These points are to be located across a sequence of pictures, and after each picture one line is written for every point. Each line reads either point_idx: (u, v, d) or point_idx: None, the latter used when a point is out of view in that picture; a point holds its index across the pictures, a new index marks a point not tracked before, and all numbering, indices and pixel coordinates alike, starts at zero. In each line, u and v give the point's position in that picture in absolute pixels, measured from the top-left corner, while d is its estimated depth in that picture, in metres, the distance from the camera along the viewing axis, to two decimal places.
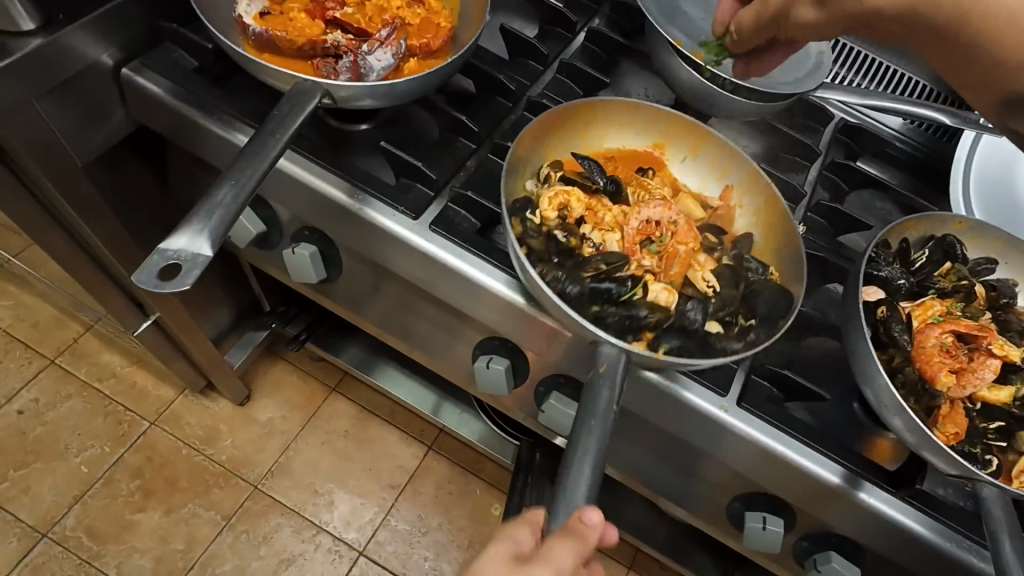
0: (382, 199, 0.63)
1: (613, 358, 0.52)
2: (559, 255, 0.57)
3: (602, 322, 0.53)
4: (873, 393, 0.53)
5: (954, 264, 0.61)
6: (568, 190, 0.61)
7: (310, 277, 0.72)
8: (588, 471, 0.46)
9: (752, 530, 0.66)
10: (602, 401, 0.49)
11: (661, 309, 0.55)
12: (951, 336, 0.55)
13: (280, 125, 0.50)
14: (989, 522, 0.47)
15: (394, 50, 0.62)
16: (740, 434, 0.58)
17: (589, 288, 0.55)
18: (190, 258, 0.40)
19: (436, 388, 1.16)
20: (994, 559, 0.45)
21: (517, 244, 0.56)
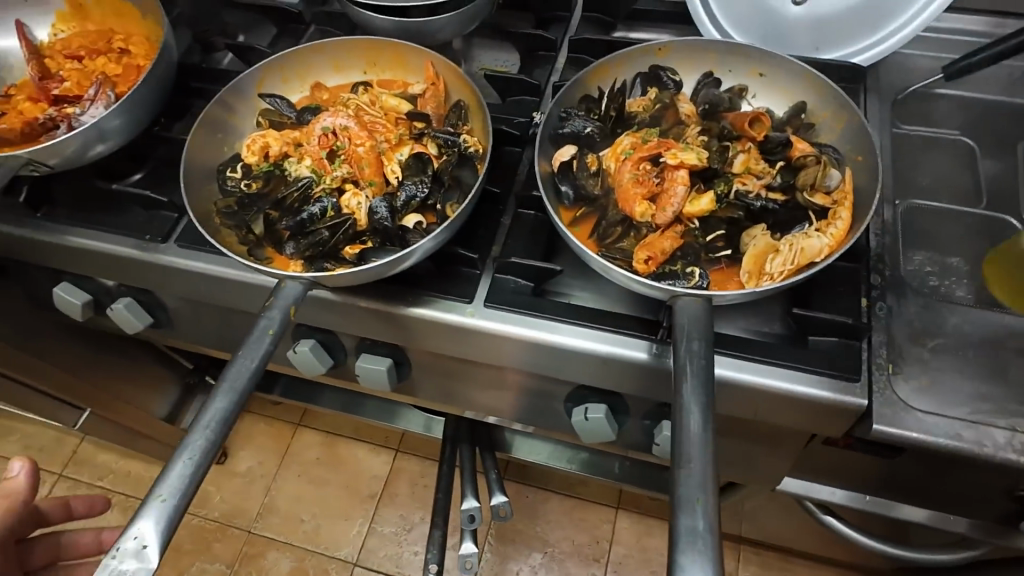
0: (138, 236, 0.68)
1: (297, 291, 0.50)
2: (254, 204, 0.56)
3: (299, 258, 0.54)
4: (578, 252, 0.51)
5: (659, 92, 0.58)
6: (264, 133, 0.59)
7: (137, 325, 0.78)
8: (227, 393, 0.41)
9: (579, 425, 0.65)
10: (258, 328, 0.46)
11: (349, 219, 0.54)
12: (644, 164, 0.52)
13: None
14: (676, 330, 0.44)
15: (104, 102, 0.68)
16: (495, 332, 0.58)
17: (284, 231, 0.55)
18: None
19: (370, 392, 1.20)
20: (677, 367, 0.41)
21: (218, 204, 0.56)
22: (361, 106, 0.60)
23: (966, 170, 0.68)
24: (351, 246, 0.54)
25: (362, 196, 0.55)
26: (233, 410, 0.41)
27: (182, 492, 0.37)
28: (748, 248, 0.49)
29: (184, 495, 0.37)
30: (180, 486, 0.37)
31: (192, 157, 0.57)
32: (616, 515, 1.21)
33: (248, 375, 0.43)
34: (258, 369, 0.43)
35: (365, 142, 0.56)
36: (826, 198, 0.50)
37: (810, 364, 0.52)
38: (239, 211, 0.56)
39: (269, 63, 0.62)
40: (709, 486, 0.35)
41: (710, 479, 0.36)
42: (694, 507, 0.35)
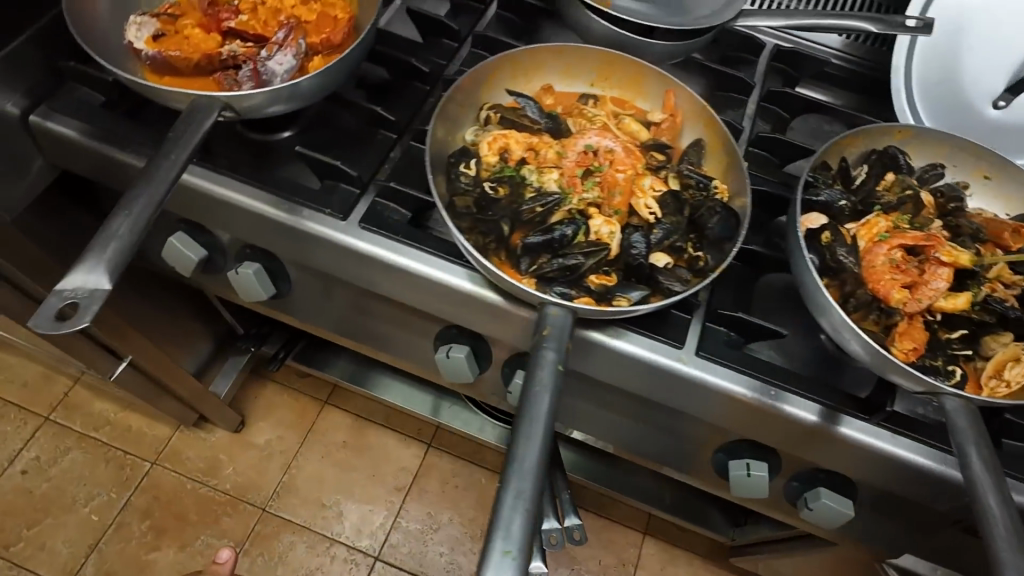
0: (309, 206, 0.61)
1: (559, 319, 0.47)
2: (493, 210, 0.52)
3: (542, 278, 0.51)
4: (834, 329, 0.51)
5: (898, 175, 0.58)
6: (505, 133, 0.55)
7: (259, 294, 0.71)
8: (540, 436, 0.39)
9: (737, 479, 0.65)
10: (547, 362, 0.43)
11: (600, 247, 0.51)
12: (900, 250, 0.53)
13: (176, 144, 0.48)
14: (953, 433, 0.45)
15: (294, 51, 0.60)
16: (703, 383, 0.57)
17: (526, 245, 0.51)
18: (88, 294, 0.38)
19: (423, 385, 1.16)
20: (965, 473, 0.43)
21: (454, 201, 0.52)
22: (607, 125, 0.58)
23: None
24: (596, 276, 0.51)
25: (614, 225, 0.52)
26: (548, 455, 0.39)
27: (523, 544, 0.35)
28: (992, 353, 0.51)
29: (525, 550, 0.35)
30: (523, 542, 0.35)
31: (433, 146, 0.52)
32: (642, 540, 1.24)
33: (547, 414, 0.40)
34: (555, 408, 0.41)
35: (623, 170, 0.54)
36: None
37: (1012, 470, 0.53)
38: (479, 216, 0.52)
39: (508, 55, 0.58)
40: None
41: None
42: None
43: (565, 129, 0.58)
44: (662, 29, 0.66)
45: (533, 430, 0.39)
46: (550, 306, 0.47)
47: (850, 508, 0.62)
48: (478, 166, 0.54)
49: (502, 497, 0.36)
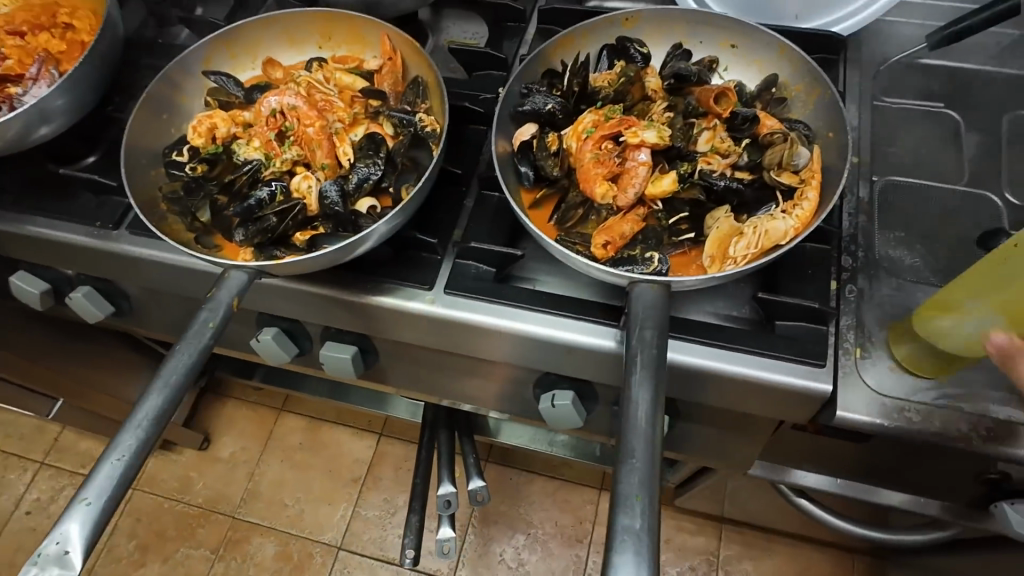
0: (88, 222, 0.65)
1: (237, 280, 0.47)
2: (199, 189, 0.54)
3: (246, 245, 0.52)
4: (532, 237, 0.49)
5: (626, 66, 0.54)
6: (209, 114, 0.56)
7: (99, 314, 0.76)
8: (160, 392, 0.40)
9: (548, 412, 0.63)
10: (197, 321, 0.44)
11: (292, 203, 0.52)
12: (608, 142, 0.50)
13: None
14: (632, 319, 0.42)
15: (48, 81, 0.64)
16: (453, 319, 0.56)
17: (229, 215, 0.52)
18: None
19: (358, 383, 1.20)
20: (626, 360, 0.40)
21: (161, 189, 0.54)
22: (311, 81, 0.57)
23: (951, 145, 0.66)
24: (302, 232, 0.52)
25: (313, 180, 0.53)
26: (170, 409, 0.40)
27: (109, 494, 0.36)
28: (710, 232, 0.47)
29: (110, 494, 0.36)
30: (106, 490, 0.36)
31: (135, 142, 0.54)
32: (599, 496, 1.23)
33: (176, 367, 0.41)
34: (186, 360, 0.42)
35: (311, 123, 0.54)
36: (794, 177, 0.47)
37: (774, 350, 0.50)
38: (186, 198, 0.53)
39: (215, 38, 0.59)
40: (650, 482, 0.34)
41: (654, 475, 0.34)
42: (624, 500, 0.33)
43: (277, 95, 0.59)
44: None
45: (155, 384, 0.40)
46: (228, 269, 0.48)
47: (660, 423, 0.60)
48: (188, 151, 0.55)
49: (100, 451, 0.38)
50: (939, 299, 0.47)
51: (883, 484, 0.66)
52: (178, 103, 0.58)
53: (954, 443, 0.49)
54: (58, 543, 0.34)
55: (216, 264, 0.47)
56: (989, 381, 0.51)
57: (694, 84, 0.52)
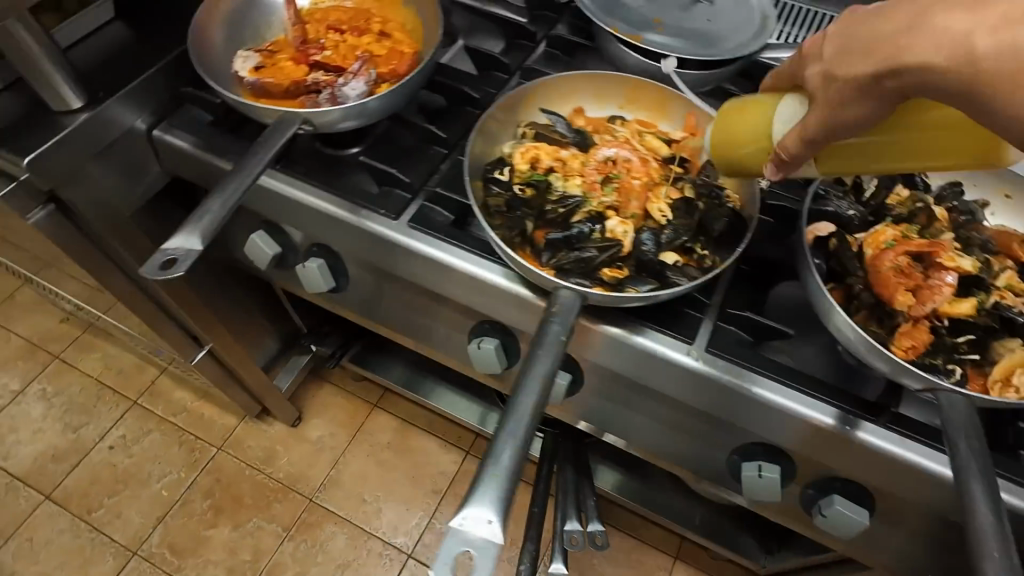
0: (369, 207, 0.71)
1: (569, 301, 0.53)
2: (522, 209, 0.60)
3: (555, 267, 0.57)
4: (834, 324, 0.54)
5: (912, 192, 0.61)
6: (537, 146, 0.63)
7: (321, 286, 0.81)
8: (536, 390, 0.45)
9: (750, 480, 0.67)
10: (550, 336, 0.49)
11: (610, 242, 0.58)
12: (906, 257, 0.55)
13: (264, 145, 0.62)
14: (948, 425, 0.47)
15: (366, 79, 0.71)
16: (711, 378, 0.60)
17: (548, 238, 0.58)
18: (184, 252, 0.50)
19: (472, 397, 1.24)
20: (954, 463, 0.44)
21: (488, 199, 0.60)
22: (630, 140, 0.65)
23: None
24: (609, 270, 0.57)
25: (629, 226, 0.59)
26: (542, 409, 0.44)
27: (511, 477, 0.40)
28: (999, 358, 0.52)
29: (512, 478, 0.40)
30: (511, 470, 0.40)
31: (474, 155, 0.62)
32: (673, 564, 1.23)
33: (545, 373, 0.46)
34: (553, 369, 0.47)
35: (638, 177, 0.61)
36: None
37: None
38: (509, 213, 0.60)
39: (543, 80, 0.66)
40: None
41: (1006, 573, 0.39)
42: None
43: (591, 143, 0.65)
44: (692, 60, 0.73)
45: (532, 385, 0.45)
46: (562, 289, 0.54)
47: (866, 519, 0.63)
48: (510, 172, 0.62)
49: (499, 434, 0.42)
50: None
51: None
52: (498, 127, 0.65)
53: None
54: (480, 516, 0.38)
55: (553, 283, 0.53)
56: None
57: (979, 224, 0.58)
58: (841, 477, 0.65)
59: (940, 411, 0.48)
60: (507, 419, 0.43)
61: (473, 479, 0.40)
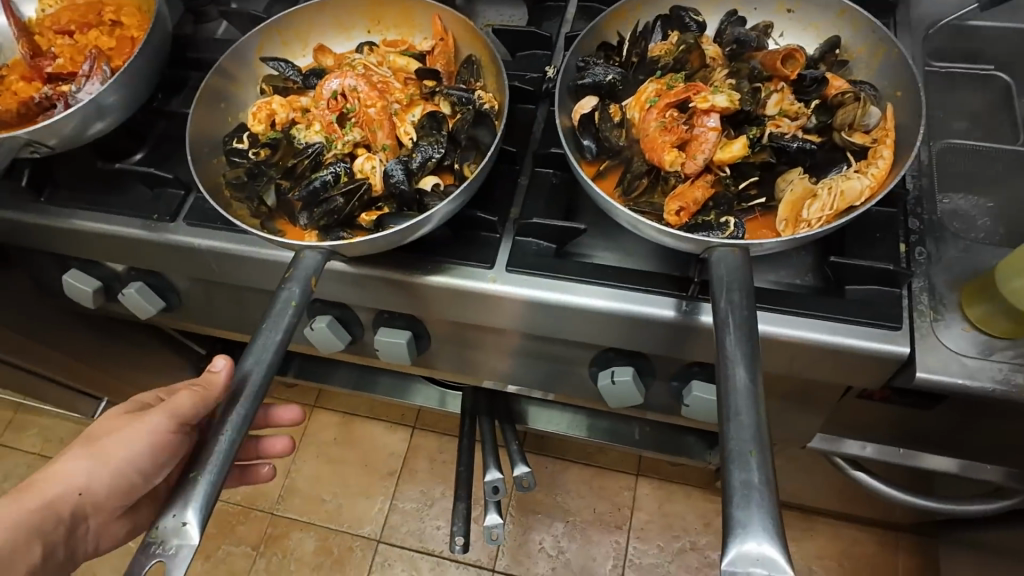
0: (141, 216, 0.65)
1: (316, 262, 0.47)
2: (261, 174, 0.54)
3: (310, 228, 0.51)
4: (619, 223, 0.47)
5: (681, 35, 0.55)
6: (267, 101, 0.58)
7: (150, 309, 0.76)
8: (257, 370, 0.41)
9: (606, 389, 0.63)
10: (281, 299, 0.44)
11: (358, 182, 0.52)
12: (671, 111, 0.50)
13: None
14: (715, 284, 0.42)
15: (100, 78, 0.65)
16: (518, 297, 0.56)
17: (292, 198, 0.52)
18: None
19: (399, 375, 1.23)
20: (715, 320, 0.39)
21: (225, 176, 0.53)
22: (370, 66, 0.59)
23: (1002, 111, 0.66)
24: (367, 213, 0.52)
25: (375, 160, 0.53)
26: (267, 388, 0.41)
27: (220, 469, 0.38)
28: (782, 196, 0.47)
29: (223, 471, 0.38)
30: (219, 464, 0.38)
31: (196, 130, 0.54)
32: (636, 481, 1.27)
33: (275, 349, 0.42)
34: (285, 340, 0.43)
35: (374, 105, 0.55)
36: (867, 137, 0.47)
37: (846, 315, 0.50)
38: (248, 182, 0.53)
39: (268, 25, 0.61)
40: (759, 437, 0.33)
41: (762, 428, 0.34)
42: (739, 452, 0.32)
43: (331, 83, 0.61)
44: None
45: (255, 366, 0.41)
46: (306, 251, 0.48)
47: None
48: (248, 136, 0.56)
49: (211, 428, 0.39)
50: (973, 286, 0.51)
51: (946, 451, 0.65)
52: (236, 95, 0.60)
53: None
54: (178, 521, 0.36)
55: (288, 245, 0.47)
56: None
57: (752, 51, 0.52)
58: (692, 362, 0.62)
59: (710, 270, 0.43)
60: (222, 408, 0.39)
61: (180, 482, 0.37)
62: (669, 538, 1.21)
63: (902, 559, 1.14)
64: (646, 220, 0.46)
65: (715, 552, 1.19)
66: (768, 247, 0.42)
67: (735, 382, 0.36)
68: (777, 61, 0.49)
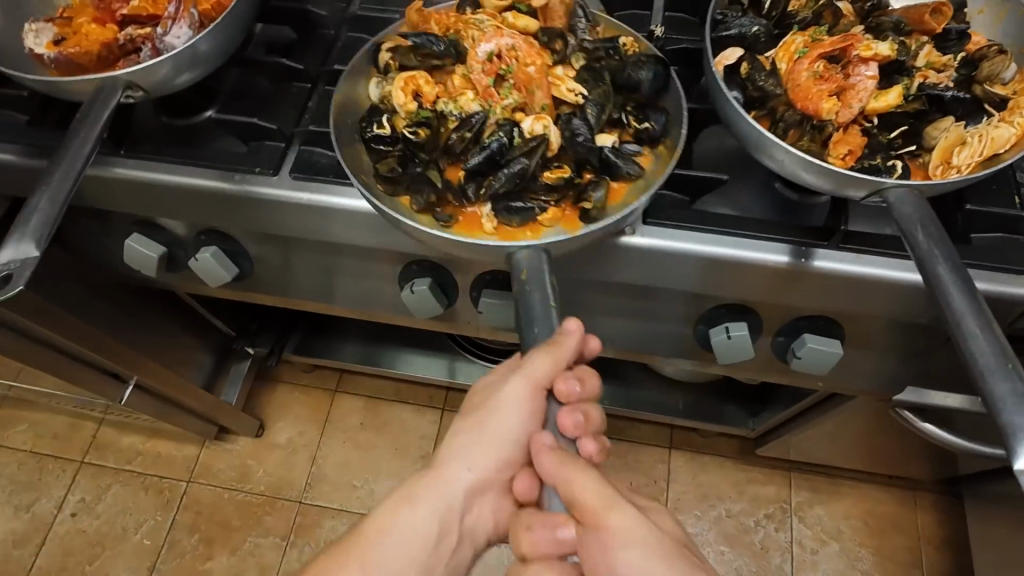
0: (241, 168, 0.61)
1: (533, 260, 0.50)
2: (428, 151, 0.54)
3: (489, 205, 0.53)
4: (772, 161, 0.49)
5: None
6: (410, 77, 0.57)
7: (223, 276, 0.71)
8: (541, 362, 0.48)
9: (721, 344, 0.64)
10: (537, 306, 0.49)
11: (536, 144, 0.53)
12: (822, 62, 0.51)
13: (88, 124, 0.49)
14: (901, 223, 0.43)
15: (188, 21, 0.60)
16: (657, 249, 0.57)
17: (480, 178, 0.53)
18: (19, 264, 0.42)
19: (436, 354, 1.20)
20: (916, 255, 0.41)
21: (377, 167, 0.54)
22: (502, 24, 0.59)
23: None
24: (552, 173, 0.54)
25: (545, 120, 0.55)
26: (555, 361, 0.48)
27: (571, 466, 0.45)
28: (935, 142, 0.49)
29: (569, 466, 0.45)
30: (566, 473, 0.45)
31: (338, 118, 0.57)
32: (669, 454, 1.30)
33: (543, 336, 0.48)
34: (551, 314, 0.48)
35: (533, 64, 0.56)
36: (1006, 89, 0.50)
37: (981, 261, 0.53)
38: (404, 168, 0.54)
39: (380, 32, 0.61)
40: (1002, 352, 0.36)
41: (1000, 344, 0.37)
42: (1001, 374, 0.35)
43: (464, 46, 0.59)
44: None
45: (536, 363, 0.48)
46: (517, 251, 0.51)
47: (839, 346, 0.62)
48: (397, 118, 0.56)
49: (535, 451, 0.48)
50: None
51: None
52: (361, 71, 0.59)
53: None
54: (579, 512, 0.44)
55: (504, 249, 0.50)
56: None
57: (883, 9, 0.55)
58: (805, 316, 0.63)
59: (889, 210, 0.45)
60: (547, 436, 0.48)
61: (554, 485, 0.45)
62: (705, 507, 1.25)
63: (918, 515, 1.22)
64: (822, 163, 0.47)
65: (749, 518, 1.23)
66: (951, 185, 0.43)
67: (962, 307, 0.38)
68: (925, 15, 0.52)
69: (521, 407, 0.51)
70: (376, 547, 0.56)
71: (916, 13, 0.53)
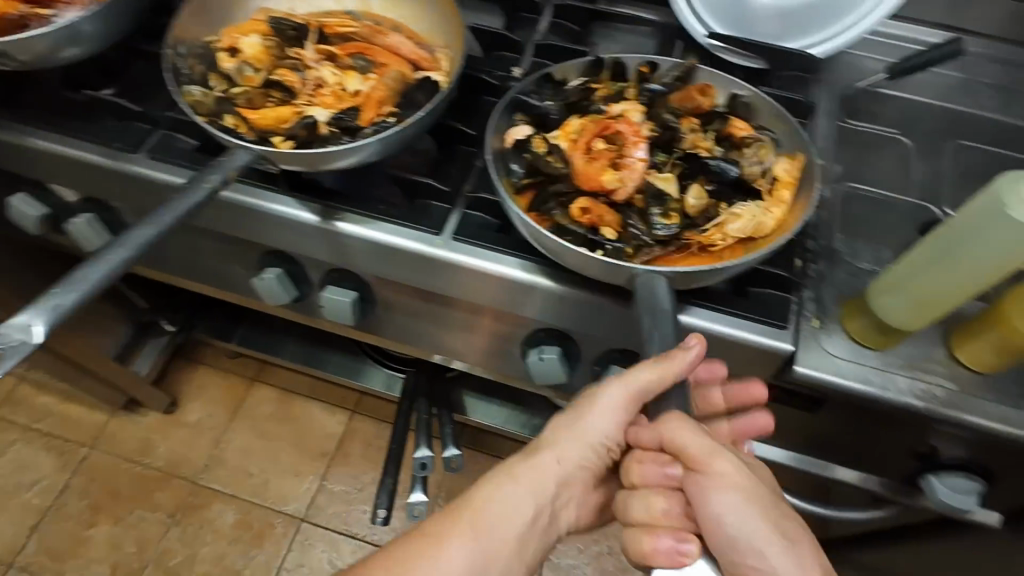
0: (106, 144, 0.66)
1: (244, 159, 0.52)
2: (216, 105, 0.55)
3: (250, 127, 0.55)
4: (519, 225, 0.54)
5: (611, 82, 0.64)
6: (234, 33, 0.59)
7: (96, 242, 0.75)
8: (137, 236, 0.46)
9: (533, 365, 0.68)
10: (206, 181, 0.50)
11: (298, 118, 0.56)
12: (598, 141, 0.58)
13: None
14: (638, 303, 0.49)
15: (81, 6, 0.67)
16: (459, 264, 0.61)
17: (207, 168, 0.52)
18: None
19: (350, 355, 1.20)
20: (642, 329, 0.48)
21: (173, 62, 0.55)
22: (367, 27, 0.62)
23: (927, 162, 0.70)
24: (288, 141, 0.54)
25: (326, 107, 0.56)
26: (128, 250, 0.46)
27: (115, 267, 0.45)
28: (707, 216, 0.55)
29: (135, 251, 0.46)
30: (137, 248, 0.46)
31: (184, 30, 0.58)
32: None
33: (147, 237, 0.46)
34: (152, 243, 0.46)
35: (358, 66, 0.59)
36: (765, 156, 0.59)
37: (746, 312, 0.57)
38: (206, 98, 0.55)
39: (263, 6, 0.64)
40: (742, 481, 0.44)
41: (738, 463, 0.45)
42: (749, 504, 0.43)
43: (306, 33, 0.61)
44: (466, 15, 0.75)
45: (120, 254, 0.45)
46: (237, 148, 0.52)
47: None
48: (227, 85, 0.57)
49: (109, 256, 0.45)
50: (850, 304, 0.58)
51: (825, 453, 0.74)
52: (202, 24, 0.60)
53: (895, 402, 0.56)
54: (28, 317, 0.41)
55: (226, 139, 0.52)
56: (920, 356, 0.58)
57: (673, 97, 0.62)
58: (616, 347, 0.66)
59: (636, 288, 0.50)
60: (92, 273, 0.44)
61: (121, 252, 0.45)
62: (589, 543, 1.25)
63: None
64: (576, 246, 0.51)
65: (628, 558, 1.24)
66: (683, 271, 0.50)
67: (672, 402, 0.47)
68: (695, 99, 0.62)
69: (613, 413, 0.50)
70: (431, 551, 0.50)
71: (685, 95, 0.62)
